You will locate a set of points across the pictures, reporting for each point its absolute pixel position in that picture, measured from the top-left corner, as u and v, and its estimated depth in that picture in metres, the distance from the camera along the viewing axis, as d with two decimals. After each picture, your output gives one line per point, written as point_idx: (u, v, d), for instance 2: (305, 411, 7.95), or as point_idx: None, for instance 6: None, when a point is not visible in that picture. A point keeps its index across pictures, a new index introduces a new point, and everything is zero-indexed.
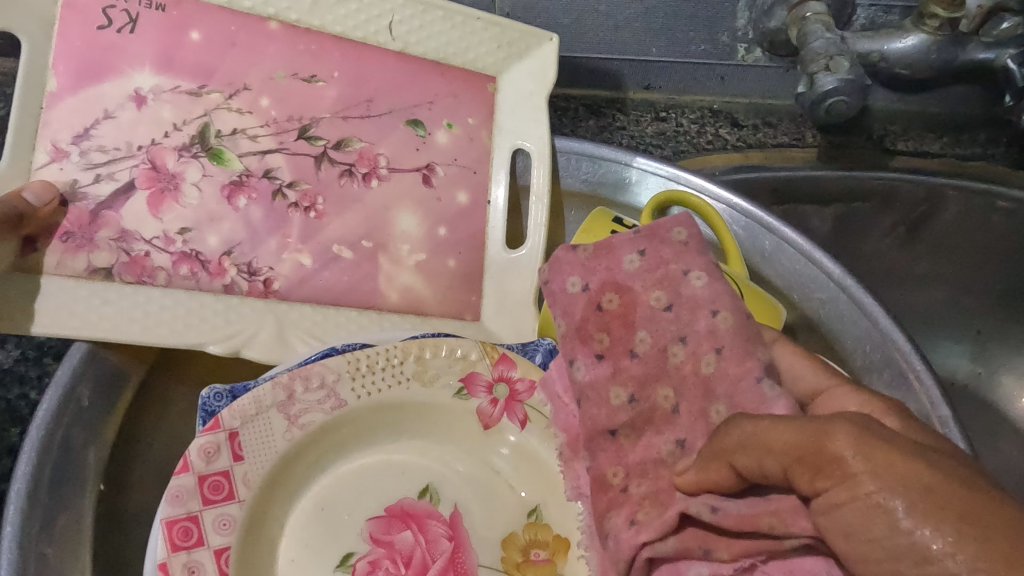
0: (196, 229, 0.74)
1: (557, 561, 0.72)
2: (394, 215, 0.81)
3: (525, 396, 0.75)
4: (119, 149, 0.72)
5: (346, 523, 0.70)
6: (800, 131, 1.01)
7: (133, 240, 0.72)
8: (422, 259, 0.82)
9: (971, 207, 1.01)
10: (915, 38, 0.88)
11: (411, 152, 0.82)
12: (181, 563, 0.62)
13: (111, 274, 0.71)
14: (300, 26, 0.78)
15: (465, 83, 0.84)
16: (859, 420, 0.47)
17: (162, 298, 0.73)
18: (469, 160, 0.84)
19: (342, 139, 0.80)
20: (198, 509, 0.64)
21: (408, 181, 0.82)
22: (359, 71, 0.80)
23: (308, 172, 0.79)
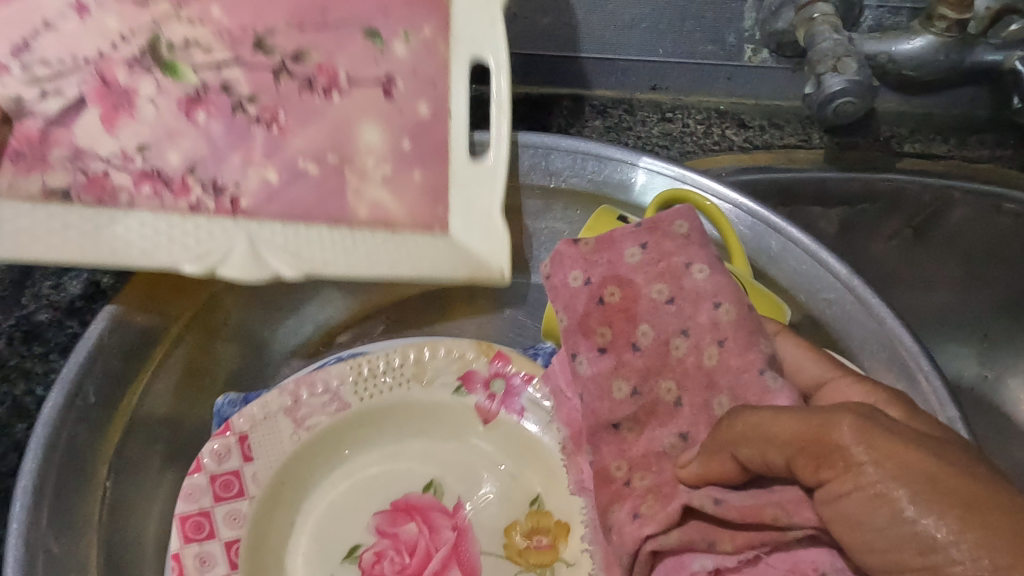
0: (155, 145, 0.69)
1: (559, 546, 0.71)
2: (357, 128, 0.74)
3: (523, 389, 0.76)
4: (63, 62, 0.68)
5: (354, 517, 0.72)
6: (806, 132, 1.01)
7: (89, 159, 0.67)
8: (388, 172, 0.73)
9: (978, 209, 1.00)
10: (924, 39, 0.83)
11: (371, 61, 0.75)
12: (193, 554, 0.64)
13: (66, 196, 0.65)
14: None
15: (420, 9, 0.76)
16: (859, 409, 0.48)
17: (130, 224, 0.66)
18: (430, 71, 0.76)
19: (299, 49, 0.73)
20: (210, 505, 0.66)
21: (368, 94, 0.74)
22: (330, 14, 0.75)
23: (265, 87, 0.73)
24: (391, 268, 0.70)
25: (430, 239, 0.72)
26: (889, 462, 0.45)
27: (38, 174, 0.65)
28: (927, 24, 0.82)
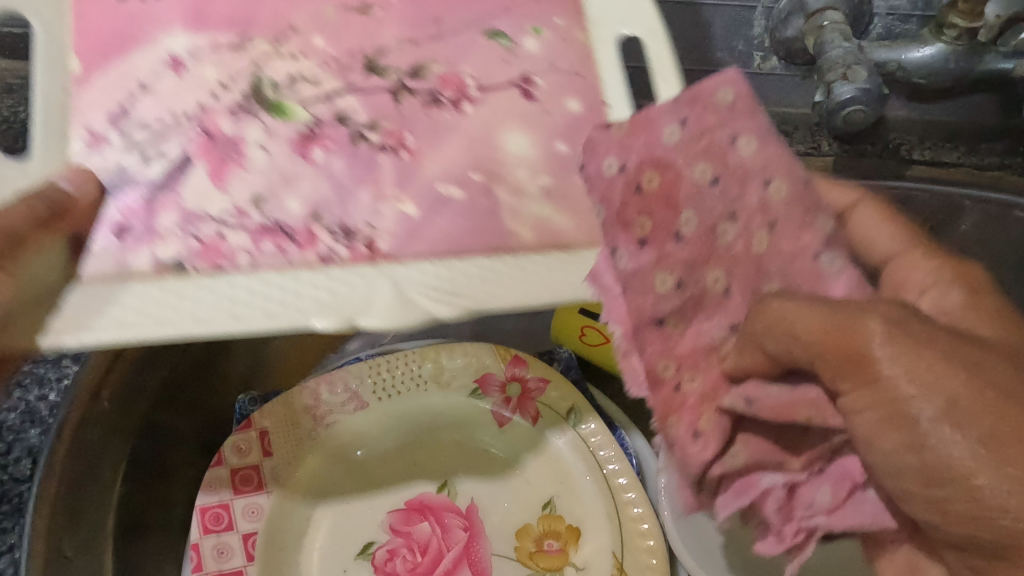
0: (272, 195, 0.54)
1: (569, 550, 0.72)
2: (498, 134, 0.57)
3: (538, 393, 0.76)
4: (165, 118, 0.55)
5: (369, 515, 0.73)
6: (815, 140, 0.96)
7: (199, 221, 0.52)
8: (547, 184, 0.56)
9: (989, 218, 0.94)
10: (933, 47, 0.79)
11: (497, 65, 0.59)
12: (212, 545, 0.67)
13: (182, 266, 0.51)
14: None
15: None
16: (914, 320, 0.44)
17: (250, 284, 0.51)
18: (571, 62, 0.60)
19: (417, 64, 0.58)
20: (229, 498, 0.68)
21: (504, 101, 0.58)
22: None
23: (385, 109, 0.57)
24: (545, 293, 0.53)
25: (558, 259, 0.54)
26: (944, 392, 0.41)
27: (124, 255, 0.51)
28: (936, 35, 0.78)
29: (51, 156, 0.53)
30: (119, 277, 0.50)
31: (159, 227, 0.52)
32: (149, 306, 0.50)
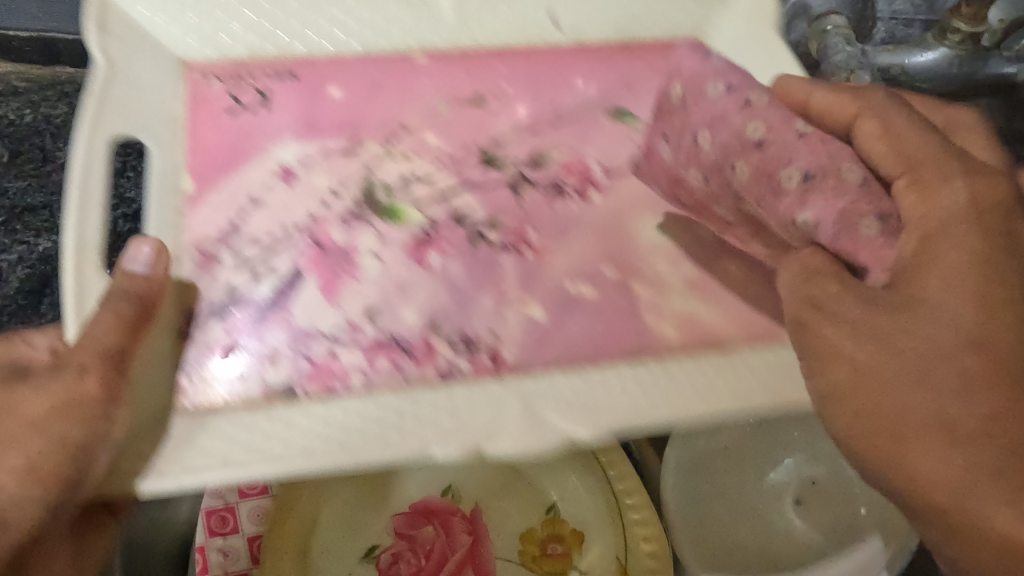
0: (389, 308, 0.51)
1: (573, 555, 0.70)
2: (630, 225, 0.56)
3: None
4: (277, 233, 0.53)
5: (371, 516, 0.70)
6: None
7: (309, 341, 0.50)
8: (692, 276, 0.54)
9: None
10: (935, 51, 0.75)
11: (627, 148, 0.59)
12: (217, 547, 0.66)
13: (293, 390, 0.48)
14: (455, 52, 0.61)
15: (653, 68, 0.62)
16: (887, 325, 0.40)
17: (364, 408, 0.48)
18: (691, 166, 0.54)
19: (535, 151, 0.59)
20: (234, 501, 0.68)
21: (631, 192, 0.57)
22: (540, 85, 0.61)
23: (506, 204, 0.56)
24: (715, 406, 0.49)
25: (767, 355, 0.51)
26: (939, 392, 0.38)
27: (211, 360, 0.49)
28: (941, 37, 0.75)
29: (171, 307, 0.50)
30: (210, 408, 0.47)
31: (235, 350, 0.49)
32: (246, 433, 0.46)
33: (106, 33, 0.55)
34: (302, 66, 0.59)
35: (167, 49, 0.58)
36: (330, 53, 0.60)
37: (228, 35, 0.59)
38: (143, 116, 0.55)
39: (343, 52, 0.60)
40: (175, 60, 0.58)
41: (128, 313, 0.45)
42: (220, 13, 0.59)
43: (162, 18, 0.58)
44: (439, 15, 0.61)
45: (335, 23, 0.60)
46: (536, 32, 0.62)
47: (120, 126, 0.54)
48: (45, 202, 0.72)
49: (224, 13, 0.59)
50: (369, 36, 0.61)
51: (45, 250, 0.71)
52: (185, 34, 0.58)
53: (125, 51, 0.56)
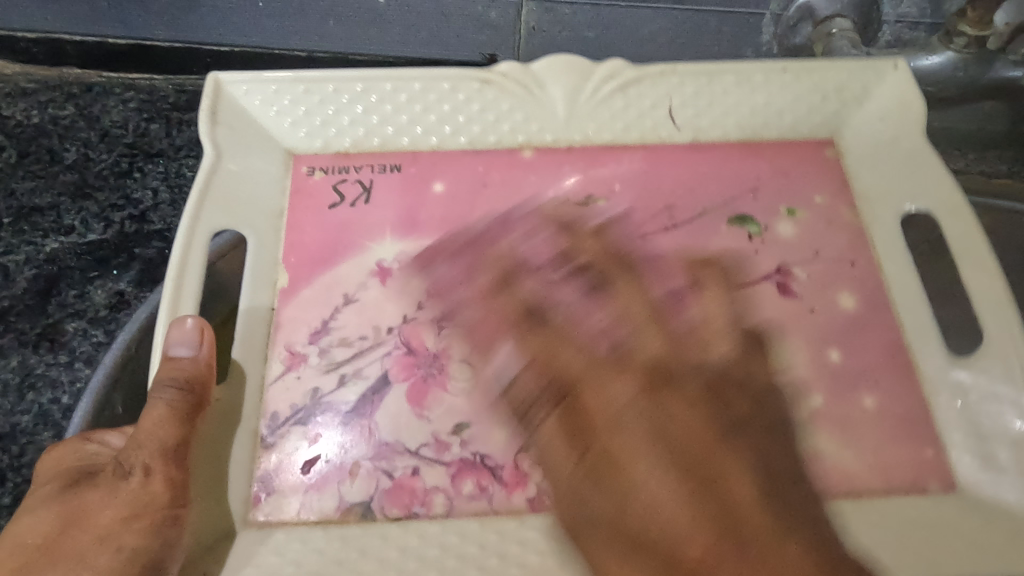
0: (477, 423, 0.41)
1: None
2: (748, 341, 0.44)
3: None
4: (366, 337, 0.44)
5: None
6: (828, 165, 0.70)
7: (396, 459, 0.40)
8: (818, 405, 0.42)
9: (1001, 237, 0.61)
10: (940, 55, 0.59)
11: (749, 259, 0.46)
12: None
13: (371, 507, 0.39)
14: (559, 145, 0.49)
15: (796, 157, 0.49)
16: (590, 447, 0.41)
17: (446, 537, 0.38)
18: (838, 248, 0.46)
19: (645, 263, 0.46)
20: None
21: (760, 300, 0.45)
22: (652, 178, 0.49)
23: (608, 313, 0.44)
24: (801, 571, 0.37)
25: (924, 501, 0.40)
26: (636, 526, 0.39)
27: (309, 493, 0.39)
28: (945, 40, 0.58)
29: (237, 388, 0.42)
30: (292, 523, 0.39)
31: (350, 462, 0.40)
32: (302, 546, 0.38)
33: (216, 123, 0.47)
34: (409, 158, 0.49)
35: (277, 141, 0.49)
36: (434, 144, 0.49)
37: (338, 130, 0.49)
38: (238, 205, 0.46)
39: (447, 143, 0.49)
40: (284, 151, 0.49)
41: (185, 404, 0.38)
42: (345, 100, 0.49)
43: (272, 107, 0.48)
44: (554, 109, 0.49)
45: (435, 110, 0.49)
46: (650, 122, 0.49)
47: (217, 214, 0.45)
48: (52, 203, 0.65)
49: (333, 87, 0.49)
50: (477, 128, 0.49)
51: (51, 253, 0.64)
52: (282, 117, 0.48)
53: (234, 143, 0.47)
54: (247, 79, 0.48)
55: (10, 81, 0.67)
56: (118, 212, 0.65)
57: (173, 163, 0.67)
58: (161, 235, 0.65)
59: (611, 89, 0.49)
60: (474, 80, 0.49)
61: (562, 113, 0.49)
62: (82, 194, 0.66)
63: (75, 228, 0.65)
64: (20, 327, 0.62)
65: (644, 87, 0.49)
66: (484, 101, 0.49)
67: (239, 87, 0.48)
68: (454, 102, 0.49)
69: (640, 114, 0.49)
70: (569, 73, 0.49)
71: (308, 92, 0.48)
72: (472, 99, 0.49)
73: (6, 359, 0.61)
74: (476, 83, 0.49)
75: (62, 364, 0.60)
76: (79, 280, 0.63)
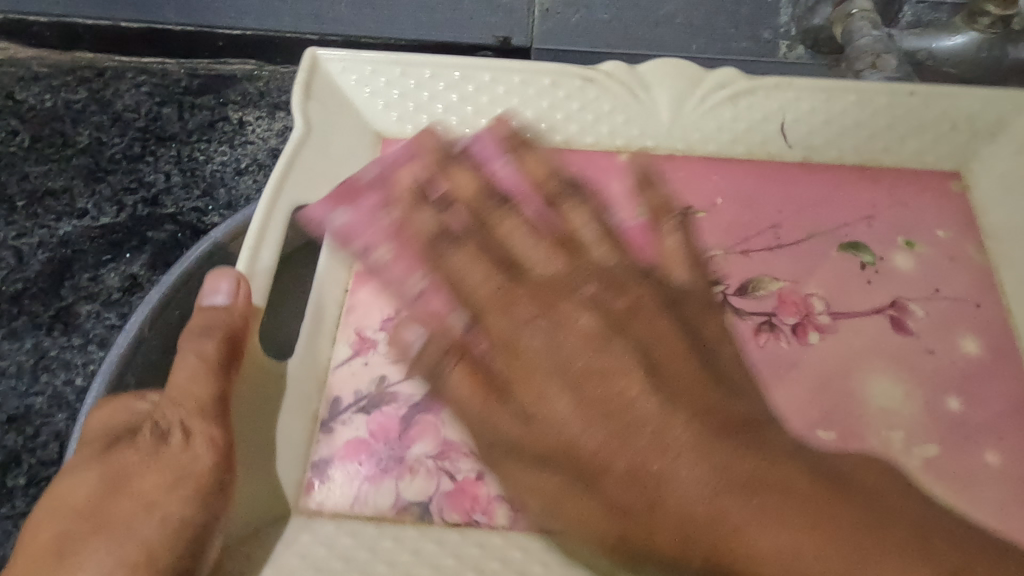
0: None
1: None
2: (856, 378, 0.41)
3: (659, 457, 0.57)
4: None
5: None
6: None
7: (459, 455, 0.39)
8: (933, 454, 0.38)
9: None
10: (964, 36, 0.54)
11: (857, 289, 0.44)
12: None
13: (428, 510, 0.38)
14: (660, 152, 0.48)
15: (913, 186, 0.47)
16: (549, 296, 0.43)
17: (507, 551, 0.37)
18: (963, 288, 0.44)
19: (747, 281, 0.44)
20: None
21: (869, 333, 0.42)
22: (757, 199, 0.47)
23: (706, 331, 0.42)
24: None
25: None
26: (603, 429, 0.38)
27: (365, 485, 0.39)
28: (967, 20, 0.54)
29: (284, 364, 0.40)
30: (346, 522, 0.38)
31: (410, 456, 0.39)
32: (369, 555, 0.37)
33: (309, 97, 0.46)
34: None
35: (369, 123, 0.49)
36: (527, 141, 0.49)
37: (430, 117, 0.49)
38: (319, 180, 0.46)
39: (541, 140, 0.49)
40: (373, 134, 0.49)
41: (219, 354, 0.36)
42: (441, 87, 0.49)
43: (366, 90, 0.49)
44: (659, 114, 0.48)
45: (532, 104, 0.49)
46: (761, 136, 0.48)
47: (303, 189, 0.44)
48: (65, 186, 0.62)
49: (431, 73, 0.48)
50: (574, 127, 0.49)
51: (65, 236, 0.60)
52: (375, 98, 0.49)
53: (324, 120, 0.47)
54: (343, 56, 0.48)
55: (20, 65, 0.66)
56: (131, 195, 0.62)
57: (185, 147, 0.64)
58: (174, 220, 0.61)
59: (720, 98, 0.47)
60: (577, 76, 0.48)
61: (668, 117, 0.48)
62: (94, 177, 0.63)
63: (88, 211, 0.61)
64: (32, 310, 0.58)
65: (756, 98, 0.47)
66: (585, 101, 0.48)
67: (335, 64, 0.48)
68: (552, 98, 0.48)
69: (751, 128, 0.48)
70: (679, 80, 0.47)
71: (405, 77, 0.48)
72: (572, 97, 0.48)
73: (20, 341, 0.56)
74: (578, 81, 0.48)
75: (76, 347, 0.56)
76: (92, 263, 0.59)
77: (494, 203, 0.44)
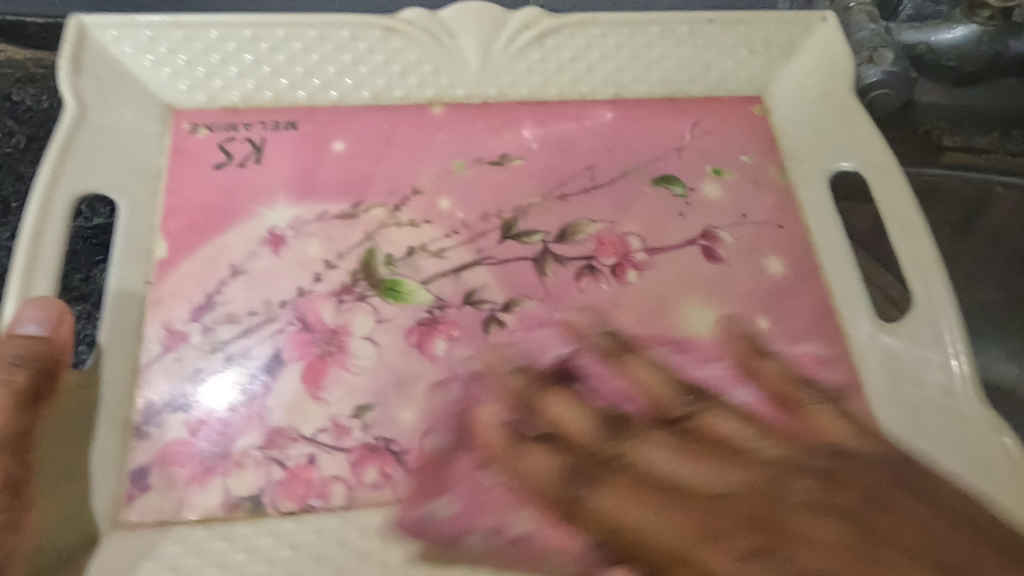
0: (382, 405, 0.30)
1: None
2: (671, 312, 0.33)
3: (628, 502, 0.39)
4: (257, 313, 0.32)
5: None
6: None
7: (286, 443, 0.29)
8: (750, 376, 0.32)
9: None
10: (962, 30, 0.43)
11: (672, 222, 0.35)
12: None
13: (260, 502, 0.28)
14: (471, 103, 0.37)
15: (723, 112, 0.38)
16: (706, 498, 0.27)
17: (346, 533, 0.28)
18: (764, 209, 0.36)
19: (566, 224, 0.35)
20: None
21: (685, 267, 0.34)
22: (569, 136, 0.37)
23: (525, 280, 0.33)
24: None
25: None
26: None
27: (189, 485, 0.29)
28: (966, 10, 0.43)
29: (100, 371, 0.30)
30: (168, 525, 0.28)
31: (235, 449, 0.29)
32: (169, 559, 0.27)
33: (78, 72, 0.34)
34: (306, 114, 0.36)
35: (153, 92, 0.35)
36: (334, 101, 0.37)
37: (225, 82, 0.36)
38: (104, 165, 0.33)
39: (349, 100, 0.37)
40: (162, 106, 0.35)
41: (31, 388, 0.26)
42: (232, 50, 0.35)
43: (148, 58, 0.35)
44: (466, 62, 0.37)
45: (334, 61, 0.36)
46: (571, 76, 0.38)
47: (79, 178, 0.32)
48: None
49: (218, 35, 0.35)
50: (383, 81, 0.37)
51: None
52: (141, 56, 0.35)
53: (106, 100, 0.34)
54: (115, 22, 0.34)
55: (16, 66, 0.45)
56: None
57: None
58: None
59: (526, 41, 0.37)
60: (375, 27, 0.36)
61: (474, 69, 0.37)
62: None
63: None
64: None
65: (563, 38, 0.37)
66: (389, 55, 0.37)
67: (107, 33, 0.34)
68: (355, 53, 0.36)
69: (562, 69, 0.38)
70: (482, 22, 0.37)
71: (189, 40, 0.35)
72: (375, 50, 0.37)
73: None
74: (380, 34, 0.36)
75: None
76: None
77: (578, 487, 0.28)
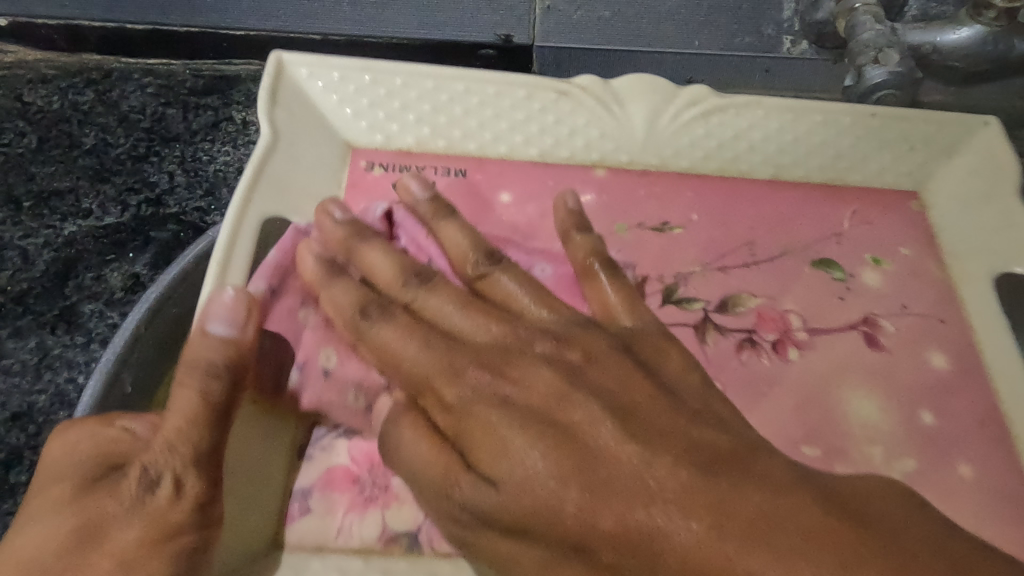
0: None
1: None
2: (836, 395, 0.37)
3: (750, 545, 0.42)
4: None
5: None
6: None
7: None
8: (913, 468, 0.36)
9: None
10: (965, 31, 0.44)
11: (833, 305, 0.39)
12: None
13: (417, 539, 0.33)
14: (634, 168, 0.42)
15: (879, 204, 0.43)
16: (471, 352, 0.34)
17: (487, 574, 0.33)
18: (927, 303, 0.40)
19: (728, 296, 0.39)
20: None
21: (843, 350, 0.38)
22: (729, 213, 0.42)
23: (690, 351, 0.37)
24: None
25: None
26: (548, 450, 0.30)
27: (348, 516, 0.34)
28: (972, 10, 0.43)
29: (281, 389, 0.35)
30: (323, 549, 0.33)
31: (394, 485, 0.34)
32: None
33: (276, 104, 0.39)
34: (474, 165, 0.42)
35: (336, 130, 0.41)
36: (503, 154, 0.42)
37: (400, 127, 0.42)
38: (291, 190, 0.39)
39: (516, 153, 0.42)
40: (342, 144, 0.41)
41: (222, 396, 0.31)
42: (414, 96, 0.41)
43: (334, 98, 0.41)
44: (633, 130, 0.42)
45: (507, 117, 0.42)
46: (732, 153, 0.43)
47: (269, 199, 0.38)
48: (73, 185, 0.50)
49: (403, 82, 0.41)
50: (550, 140, 0.42)
51: (73, 237, 0.49)
52: (328, 95, 0.41)
53: (294, 130, 0.40)
54: (311, 63, 0.41)
55: (29, 67, 0.52)
56: (135, 196, 0.50)
57: (190, 147, 0.51)
58: (179, 219, 0.50)
59: (693, 116, 0.42)
60: (549, 89, 0.42)
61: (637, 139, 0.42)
62: (100, 179, 0.50)
63: (94, 212, 0.49)
64: (37, 309, 0.47)
65: (726, 116, 0.42)
66: (560, 116, 0.42)
67: (302, 71, 0.41)
68: (527, 111, 0.42)
69: (721, 146, 0.42)
70: (652, 95, 0.42)
71: (376, 85, 0.41)
72: (547, 110, 0.42)
73: (22, 340, 0.46)
74: (555, 97, 0.42)
75: (78, 346, 0.46)
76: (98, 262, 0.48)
77: (371, 317, 0.35)
